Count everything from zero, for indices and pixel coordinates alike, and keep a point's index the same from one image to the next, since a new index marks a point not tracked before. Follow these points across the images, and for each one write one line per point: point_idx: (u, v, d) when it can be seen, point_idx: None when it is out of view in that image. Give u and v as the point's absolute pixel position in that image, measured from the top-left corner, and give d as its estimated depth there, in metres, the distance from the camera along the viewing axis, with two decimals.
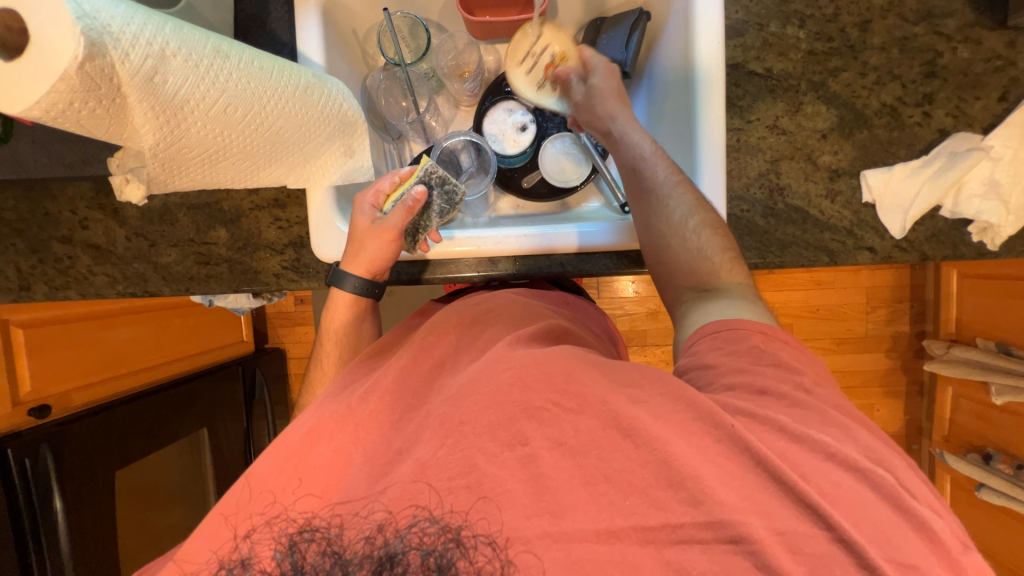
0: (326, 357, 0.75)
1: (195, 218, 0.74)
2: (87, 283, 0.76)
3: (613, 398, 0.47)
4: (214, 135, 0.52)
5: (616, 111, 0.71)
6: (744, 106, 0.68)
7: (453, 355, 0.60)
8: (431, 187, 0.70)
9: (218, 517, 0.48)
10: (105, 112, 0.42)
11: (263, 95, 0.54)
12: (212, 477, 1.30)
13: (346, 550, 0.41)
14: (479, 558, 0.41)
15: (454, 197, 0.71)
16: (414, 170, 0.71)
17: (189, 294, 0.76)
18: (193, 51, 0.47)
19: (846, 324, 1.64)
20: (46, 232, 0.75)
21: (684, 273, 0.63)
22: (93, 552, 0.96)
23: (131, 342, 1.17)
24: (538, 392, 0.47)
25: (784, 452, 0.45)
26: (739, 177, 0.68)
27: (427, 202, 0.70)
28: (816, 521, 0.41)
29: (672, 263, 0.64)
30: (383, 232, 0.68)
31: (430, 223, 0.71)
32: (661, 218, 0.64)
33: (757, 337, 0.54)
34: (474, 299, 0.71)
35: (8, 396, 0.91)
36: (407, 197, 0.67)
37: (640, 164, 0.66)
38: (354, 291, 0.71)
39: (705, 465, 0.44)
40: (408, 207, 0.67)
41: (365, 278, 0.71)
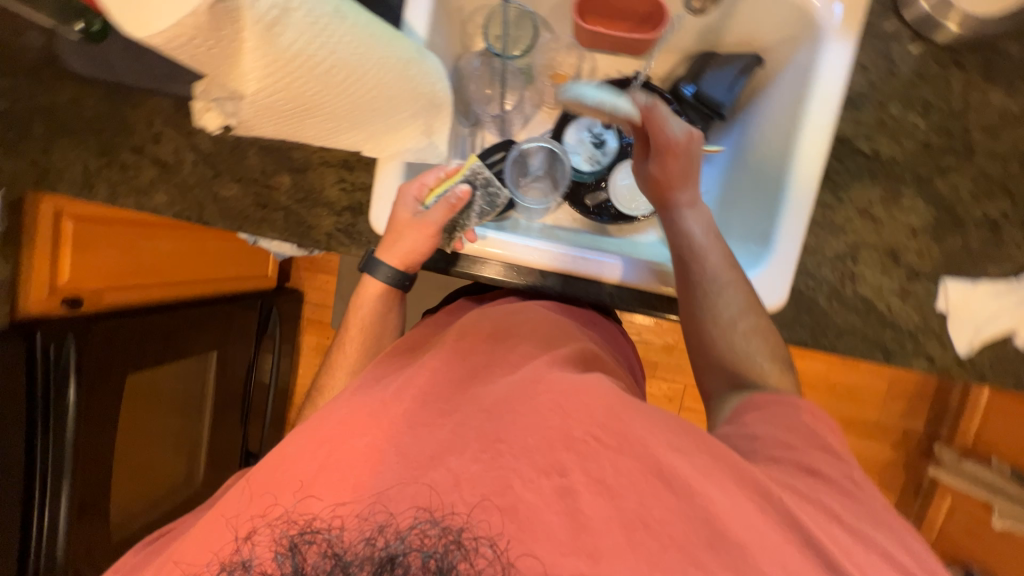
0: (348, 339, 0.75)
1: (264, 159, 0.73)
2: (145, 196, 0.76)
3: (658, 445, 0.45)
4: (311, 95, 0.51)
5: (672, 187, 0.67)
6: (840, 183, 0.65)
7: (486, 366, 0.57)
8: (474, 187, 0.70)
9: (220, 517, 0.48)
10: (220, 51, 0.42)
11: (365, 64, 0.53)
12: (213, 383, 1.32)
13: (346, 552, 0.41)
14: (479, 561, 0.41)
15: (495, 200, 0.71)
16: (460, 168, 0.70)
17: (240, 231, 0.76)
18: (315, 9, 0.47)
19: (859, 406, 1.60)
20: (121, 137, 0.76)
21: (730, 366, 0.62)
22: (92, 444, 0.98)
23: (166, 254, 1.18)
24: (581, 424, 0.46)
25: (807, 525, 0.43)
26: (814, 253, 0.65)
27: (469, 201, 0.69)
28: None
29: (714, 356, 0.63)
30: (422, 225, 0.67)
31: (468, 223, 0.71)
32: (705, 315, 0.63)
33: (807, 416, 0.53)
34: (508, 308, 0.70)
35: (47, 283, 0.93)
36: (452, 194, 0.67)
37: (689, 254, 0.65)
38: (386, 281, 0.72)
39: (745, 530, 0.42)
40: (451, 205, 0.67)
41: (398, 270, 0.71)
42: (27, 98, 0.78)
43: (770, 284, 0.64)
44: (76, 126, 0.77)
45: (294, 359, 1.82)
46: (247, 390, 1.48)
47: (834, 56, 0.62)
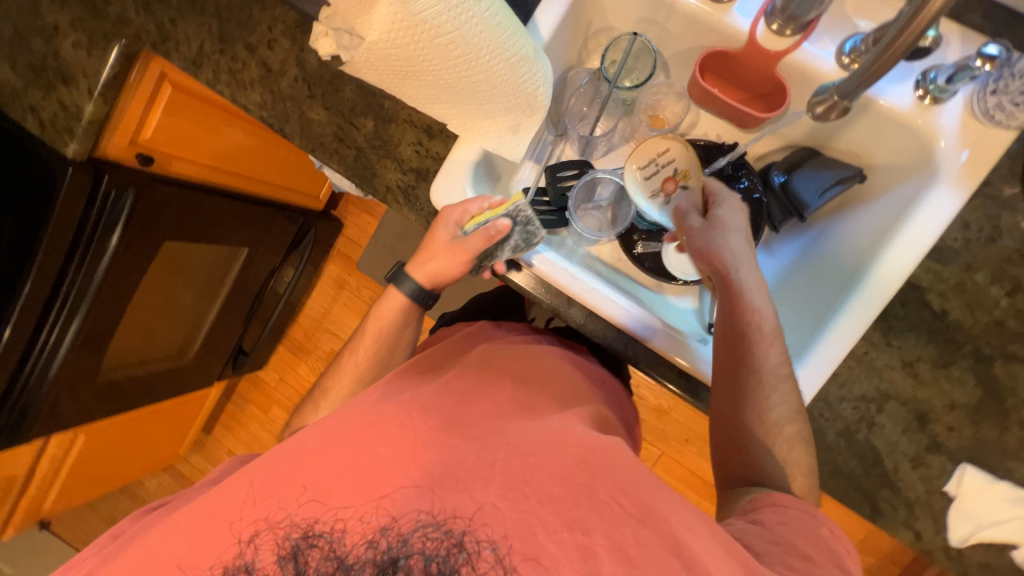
0: (361, 349, 0.79)
1: (357, 97, 0.76)
2: (242, 93, 0.80)
3: (677, 522, 0.49)
4: (422, 60, 0.53)
5: (740, 255, 0.64)
6: (894, 327, 0.62)
7: (503, 401, 0.62)
8: (513, 223, 0.67)
9: (219, 522, 0.51)
10: None
11: (483, 48, 0.54)
12: (238, 268, 1.39)
13: (348, 555, 0.46)
14: (480, 564, 0.45)
15: (532, 238, 0.68)
16: (504, 200, 0.67)
17: (311, 155, 0.78)
18: None
19: None
20: (240, 32, 0.80)
21: (753, 466, 0.59)
22: (114, 291, 1.04)
23: (239, 148, 1.24)
24: (604, 487, 0.50)
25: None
26: (841, 386, 0.63)
27: (506, 236, 0.68)
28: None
29: (743, 447, 0.60)
30: (457, 251, 0.70)
31: (501, 255, 0.70)
32: (752, 409, 0.59)
33: (828, 532, 0.52)
34: (533, 356, 0.76)
35: (130, 133, 1.00)
36: (490, 227, 0.66)
37: (754, 336, 0.61)
38: (410, 293, 0.77)
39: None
40: (488, 237, 0.66)
41: (423, 287, 0.76)
42: None
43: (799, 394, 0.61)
44: (207, 7, 0.81)
45: (311, 282, 1.88)
46: (258, 291, 1.55)
47: (942, 203, 0.59)
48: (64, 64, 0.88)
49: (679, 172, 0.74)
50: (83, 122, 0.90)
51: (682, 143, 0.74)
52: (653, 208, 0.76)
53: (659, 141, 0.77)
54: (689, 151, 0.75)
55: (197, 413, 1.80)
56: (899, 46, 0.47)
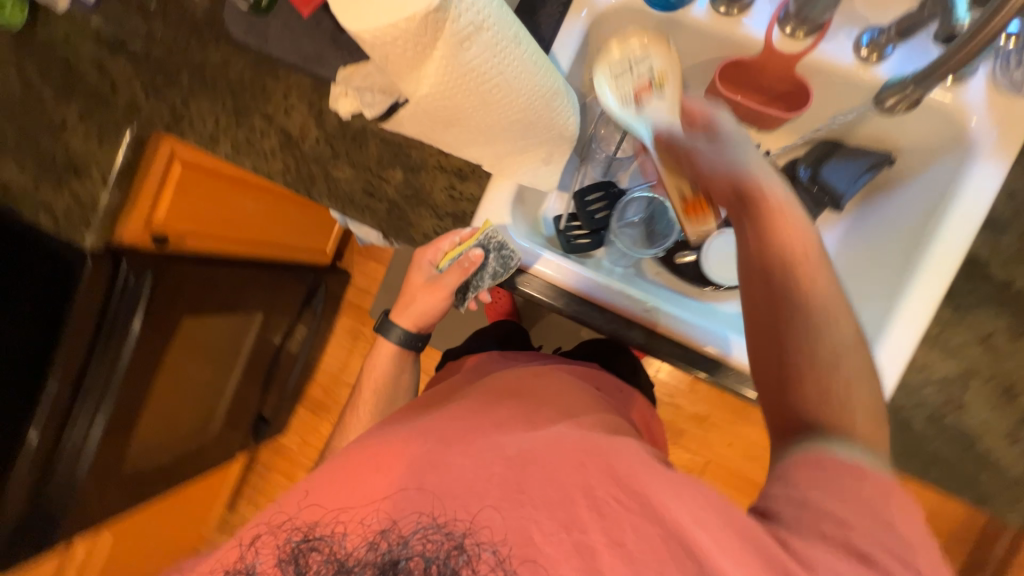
0: (361, 402, 0.86)
1: (382, 150, 0.75)
2: (264, 162, 0.80)
3: (678, 509, 0.46)
4: (469, 108, 0.53)
5: (766, 174, 0.55)
6: (962, 304, 0.62)
7: (508, 417, 0.60)
8: (488, 250, 0.70)
9: (235, 538, 0.54)
10: (412, 55, 0.46)
11: (524, 88, 0.55)
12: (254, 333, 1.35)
13: (348, 557, 0.47)
14: (480, 565, 0.47)
15: (509, 262, 0.69)
16: (475, 231, 0.71)
17: (342, 213, 0.78)
18: (501, 32, 0.49)
19: None
20: (255, 103, 0.80)
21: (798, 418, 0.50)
22: (139, 376, 1.01)
23: (249, 214, 1.23)
24: (603, 484, 0.49)
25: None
26: (920, 370, 0.62)
27: (483, 264, 0.71)
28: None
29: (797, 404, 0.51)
30: (433, 288, 0.79)
31: (481, 283, 0.73)
32: (805, 348, 0.51)
33: (854, 480, 0.44)
34: (533, 372, 0.73)
35: (146, 217, 0.98)
36: (465, 259, 0.71)
37: (794, 262, 0.52)
38: (398, 341, 0.86)
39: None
40: (465, 268, 0.71)
41: (409, 332, 0.85)
42: (183, 50, 0.83)
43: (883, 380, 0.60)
44: (219, 82, 0.82)
45: (325, 337, 1.85)
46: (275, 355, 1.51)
47: (984, 173, 0.61)
48: (74, 158, 0.90)
49: (655, 77, 0.69)
50: (99, 210, 0.91)
51: (661, 43, 0.69)
52: (629, 115, 0.68)
53: (648, 38, 0.70)
54: (672, 57, 0.70)
55: (219, 489, 1.72)
56: (984, 36, 0.49)
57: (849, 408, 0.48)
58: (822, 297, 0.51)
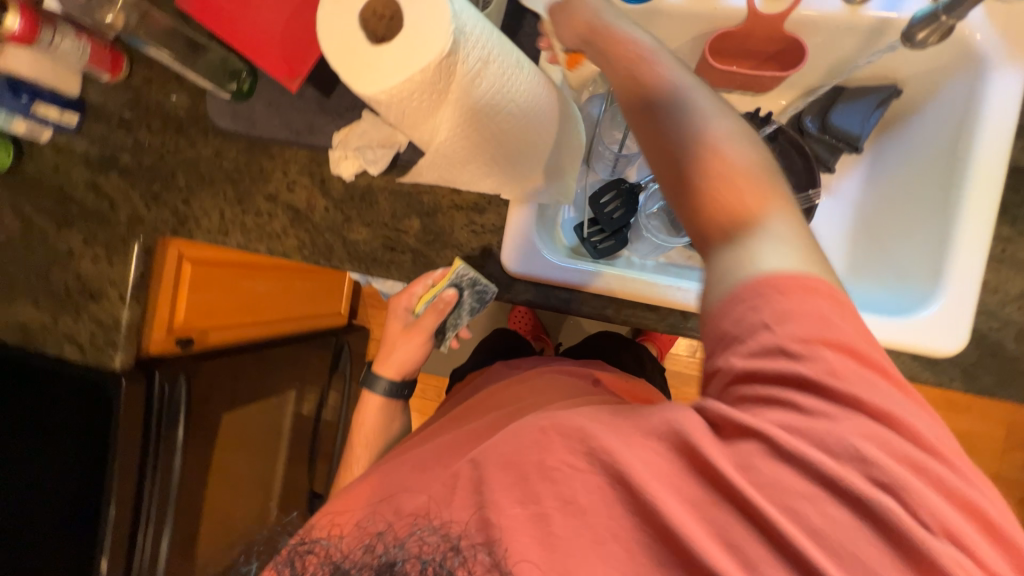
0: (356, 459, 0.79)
1: (393, 203, 0.75)
2: (277, 242, 0.80)
3: (613, 443, 0.43)
4: (488, 142, 0.53)
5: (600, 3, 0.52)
6: (1018, 215, 0.60)
7: (486, 426, 0.57)
8: (461, 287, 0.72)
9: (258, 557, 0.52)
10: (428, 103, 0.45)
11: (537, 110, 0.54)
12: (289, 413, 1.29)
13: (346, 558, 0.43)
14: (476, 568, 0.41)
15: (484, 297, 0.72)
16: (446, 272, 0.72)
17: (367, 274, 0.77)
18: (507, 61, 0.49)
19: (977, 459, 1.44)
20: (256, 186, 0.80)
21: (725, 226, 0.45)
22: (191, 482, 0.99)
23: (266, 295, 1.22)
24: (556, 450, 0.44)
25: (838, 545, 0.37)
26: (994, 291, 0.60)
27: (458, 301, 0.74)
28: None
29: (713, 210, 0.45)
30: (411, 333, 0.79)
31: (460, 320, 0.77)
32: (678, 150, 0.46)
33: (783, 299, 0.41)
34: (518, 379, 0.70)
35: (166, 322, 0.98)
36: (439, 301, 0.73)
37: (658, 68, 0.48)
38: (384, 393, 0.83)
39: (718, 538, 0.39)
40: (440, 309, 0.74)
41: (393, 382, 0.83)
42: (173, 152, 0.83)
43: (958, 315, 0.59)
44: (216, 174, 0.82)
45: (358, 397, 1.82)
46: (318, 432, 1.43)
47: (1006, 83, 0.60)
48: (88, 283, 0.90)
49: None
50: (123, 329, 0.90)
51: None
52: None
53: None
54: None
55: None
56: None
57: (749, 194, 0.44)
58: (676, 90, 0.47)
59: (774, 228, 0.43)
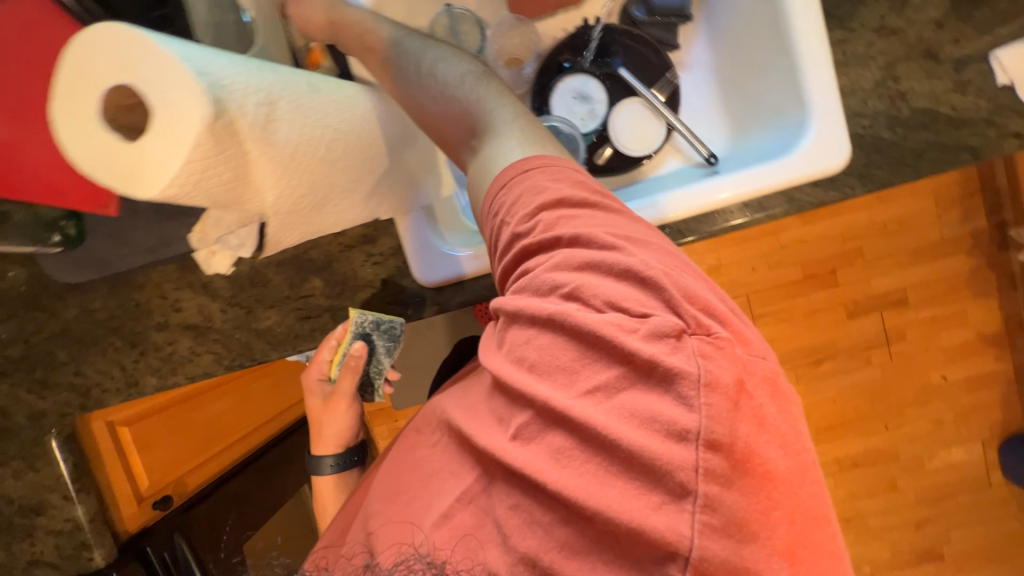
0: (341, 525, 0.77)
1: (285, 273, 0.70)
2: (192, 366, 0.73)
3: (462, 413, 0.49)
4: (322, 177, 0.49)
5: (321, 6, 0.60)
6: (842, 15, 0.61)
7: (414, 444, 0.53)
8: (368, 334, 0.69)
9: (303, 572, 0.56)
10: (230, 174, 0.39)
11: (353, 123, 0.51)
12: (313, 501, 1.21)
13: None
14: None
15: (395, 332, 0.69)
16: (346, 325, 0.69)
17: (295, 353, 0.72)
18: (292, 91, 0.44)
19: (919, 233, 1.59)
20: (140, 322, 0.73)
21: (460, 136, 0.54)
22: None
23: (226, 414, 1.13)
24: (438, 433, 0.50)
25: (648, 411, 0.40)
26: (852, 93, 0.62)
27: (371, 348, 0.71)
28: (643, 506, 0.38)
29: (450, 130, 0.55)
30: (337, 401, 0.77)
31: (382, 363, 0.73)
32: (412, 92, 0.55)
33: (521, 200, 0.48)
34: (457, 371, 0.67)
35: (132, 495, 0.90)
36: (350, 357, 0.70)
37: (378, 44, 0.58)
38: (332, 471, 0.79)
39: (543, 455, 0.42)
40: (355, 365, 0.72)
41: (339, 455, 0.80)
42: (37, 330, 0.75)
43: (835, 128, 0.60)
44: (93, 331, 0.74)
45: None
46: None
47: None
48: (24, 500, 0.78)
49: None
50: (86, 527, 0.79)
51: None
52: None
53: None
54: None
55: None
56: None
57: (473, 109, 0.53)
58: (401, 53, 0.57)
59: (501, 128, 0.52)
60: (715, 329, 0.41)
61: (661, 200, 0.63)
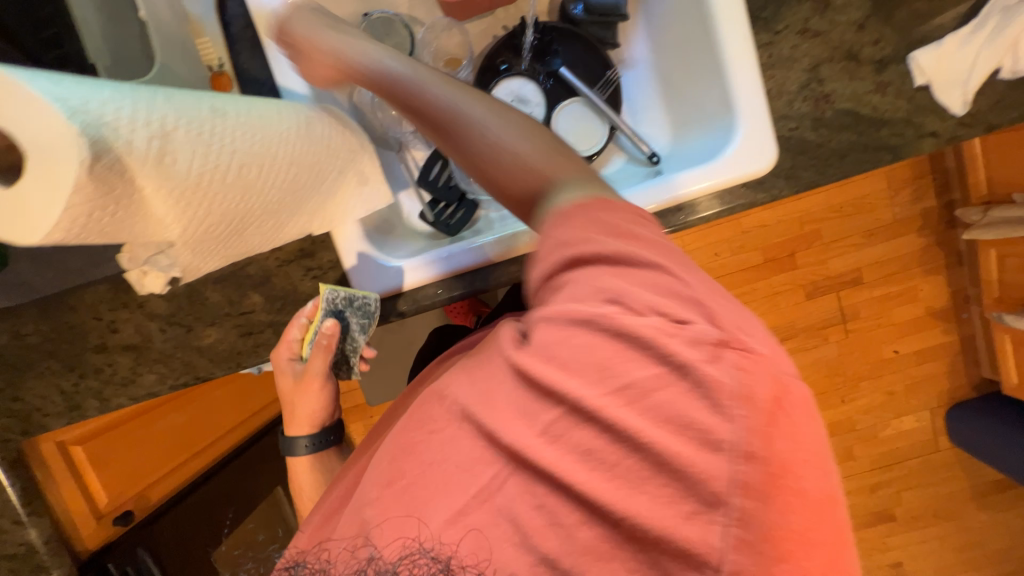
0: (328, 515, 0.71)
1: (224, 290, 0.69)
2: (136, 386, 0.72)
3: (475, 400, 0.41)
4: (238, 204, 0.48)
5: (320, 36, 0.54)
6: (769, 17, 0.62)
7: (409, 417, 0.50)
8: (341, 312, 0.64)
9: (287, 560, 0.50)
10: (126, 211, 0.38)
11: (274, 144, 0.49)
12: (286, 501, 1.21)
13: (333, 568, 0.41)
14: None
15: (368, 309, 0.64)
16: (317, 302, 0.64)
17: (241, 369, 0.72)
18: (194, 118, 0.42)
19: (872, 215, 1.64)
20: (76, 345, 0.71)
21: (522, 192, 0.48)
22: None
23: (189, 424, 1.09)
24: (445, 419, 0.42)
25: (692, 421, 0.37)
26: (779, 96, 0.63)
27: (345, 327, 0.64)
28: (672, 515, 0.36)
29: (509, 185, 0.48)
30: (307, 382, 0.67)
31: (357, 343, 0.66)
32: (459, 142, 0.49)
33: (577, 215, 0.43)
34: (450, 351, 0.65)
35: (90, 512, 0.90)
36: (320, 336, 0.63)
37: (402, 84, 0.50)
38: (308, 452, 0.71)
39: (587, 470, 0.38)
40: (325, 347, 0.64)
41: (314, 435, 0.71)
42: None
43: (762, 132, 0.61)
44: (26, 356, 0.71)
45: None
46: None
47: None
48: None
49: None
50: (42, 549, 0.78)
51: None
52: None
53: None
54: None
55: None
56: None
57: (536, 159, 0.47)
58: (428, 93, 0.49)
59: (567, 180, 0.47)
60: (758, 345, 0.39)
61: (675, 179, 0.63)
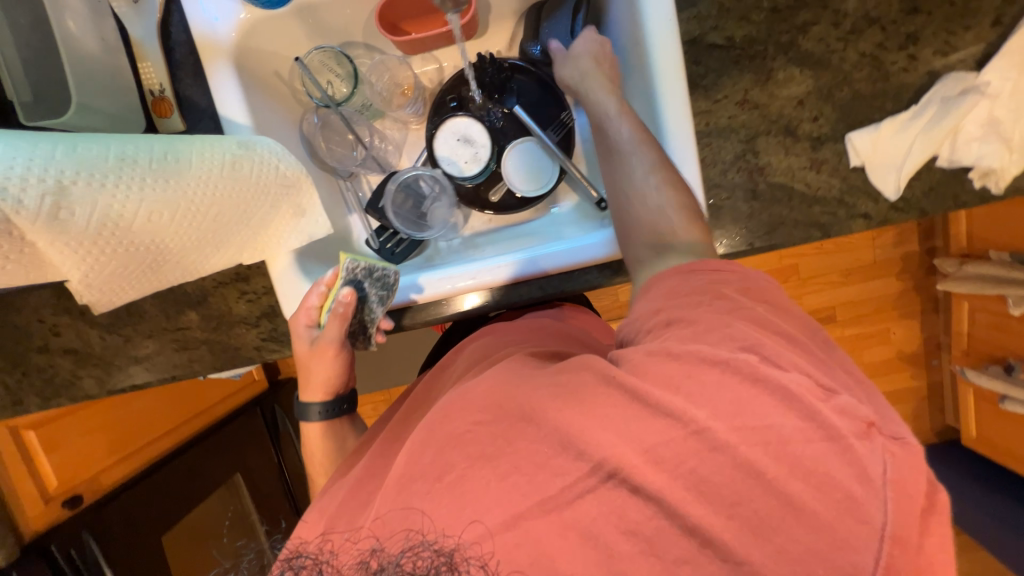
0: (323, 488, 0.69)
1: (161, 305, 0.71)
2: (76, 387, 0.75)
3: (576, 403, 0.39)
4: (146, 246, 0.50)
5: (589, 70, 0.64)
6: (708, 85, 0.61)
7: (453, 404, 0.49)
8: (359, 283, 0.61)
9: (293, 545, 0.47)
10: (21, 262, 0.43)
11: (187, 187, 0.49)
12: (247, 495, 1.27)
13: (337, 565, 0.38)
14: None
15: (387, 282, 0.63)
16: (336, 271, 0.61)
17: (176, 380, 0.74)
18: (94, 170, 0.44)
19: (853, 254, 1.62)
20: (19, 345, 0.73)
21: (644, 230, 0.55)
22: None
23: (150, 410, 1.16)
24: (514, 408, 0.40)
25: (827, 476, 0.35)
26: (714, 164, 0.62)
27: (362, 298, 0.62)
28: (764, 554, 0.34)
29: (632, 227, 0.57)
30: (324, 350, 0.63)
31: (374, 316, 0.63)
32: (622, 179, 0.58)
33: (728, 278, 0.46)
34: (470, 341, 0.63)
35: (37, 496, 0.97)
36: (339, 303, 0.60)
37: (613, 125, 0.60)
38: (320, 419, 0.68)
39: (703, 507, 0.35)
40: (341, 316, 0.60)
41: (327, 402, 0.68)
42: None
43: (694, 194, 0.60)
44: None
45: None
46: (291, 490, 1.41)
47: None
48: None
49: None
50: None
51: None
52: None
53: None
54: None
55: None
56: None
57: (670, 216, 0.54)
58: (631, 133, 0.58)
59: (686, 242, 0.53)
60: (903, 436, 0.38)
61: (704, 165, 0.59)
